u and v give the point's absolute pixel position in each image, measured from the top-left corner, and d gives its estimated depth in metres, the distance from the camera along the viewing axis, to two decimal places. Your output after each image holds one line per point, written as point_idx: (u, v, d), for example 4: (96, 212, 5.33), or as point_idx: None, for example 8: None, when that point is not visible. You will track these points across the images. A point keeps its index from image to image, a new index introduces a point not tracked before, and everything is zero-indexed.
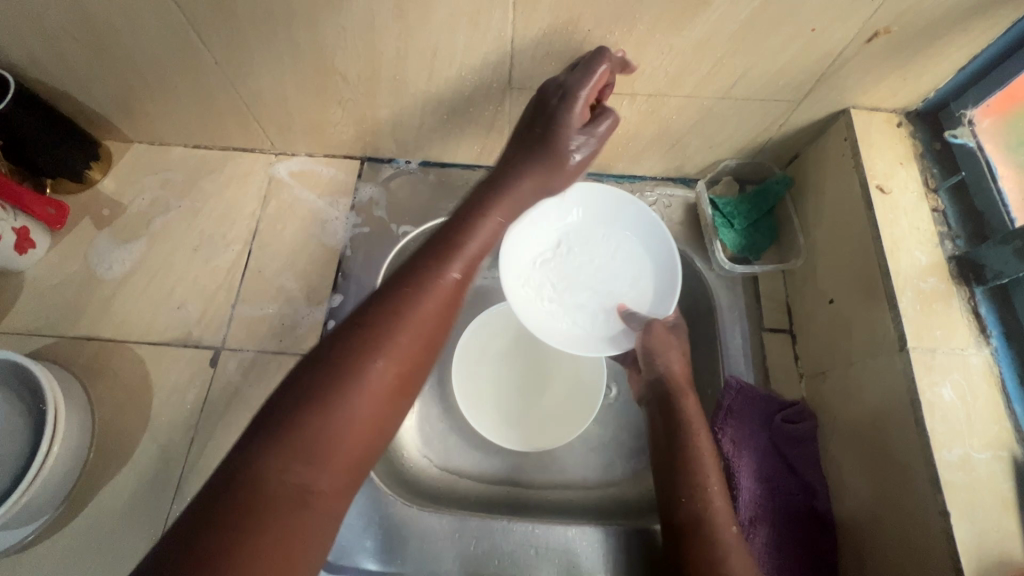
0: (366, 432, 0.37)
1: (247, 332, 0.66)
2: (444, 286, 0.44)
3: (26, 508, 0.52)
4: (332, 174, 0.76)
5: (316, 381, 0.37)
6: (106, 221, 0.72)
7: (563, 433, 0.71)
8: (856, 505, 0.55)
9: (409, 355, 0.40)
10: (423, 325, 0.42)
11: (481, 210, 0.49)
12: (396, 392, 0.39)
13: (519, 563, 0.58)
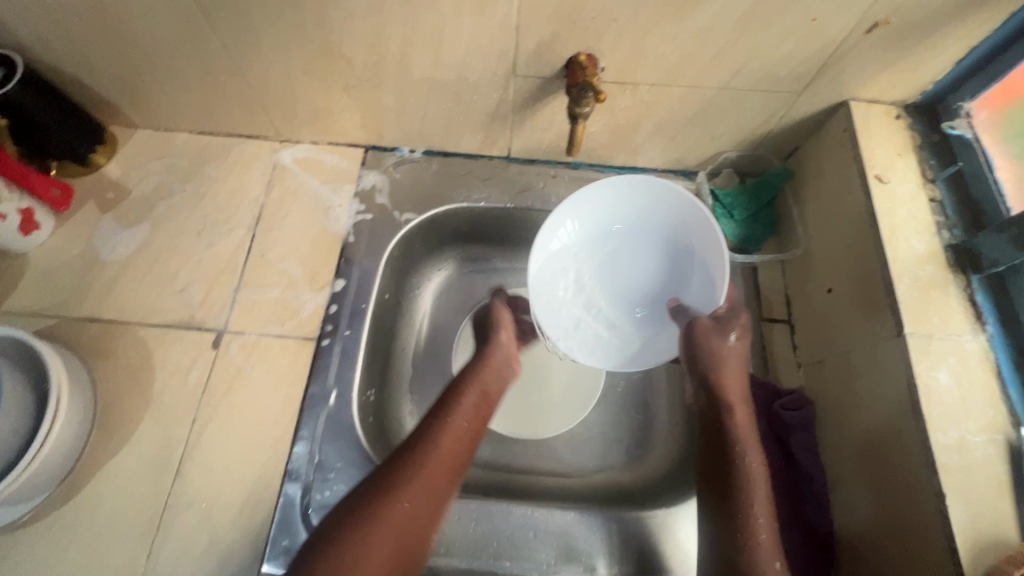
0: (389, 561, 0.47)
1: (249, 315, 0.66)
2: (442, 461, 0.53)
3: (27, 484, 0.53)
4: (336, 162, 0.76)
5: (353, 501, 0.49)
6: (110, 204, 0.72)
7: (561, 423, 0.74)
8: (853, 489, 0.55)
9: (425, 491, 0.51)
10: (449, 434, 0.54)
11: (474, 367, 0.62)
12: (412, 523, 0.49)
13: (517, 545, 0.58)
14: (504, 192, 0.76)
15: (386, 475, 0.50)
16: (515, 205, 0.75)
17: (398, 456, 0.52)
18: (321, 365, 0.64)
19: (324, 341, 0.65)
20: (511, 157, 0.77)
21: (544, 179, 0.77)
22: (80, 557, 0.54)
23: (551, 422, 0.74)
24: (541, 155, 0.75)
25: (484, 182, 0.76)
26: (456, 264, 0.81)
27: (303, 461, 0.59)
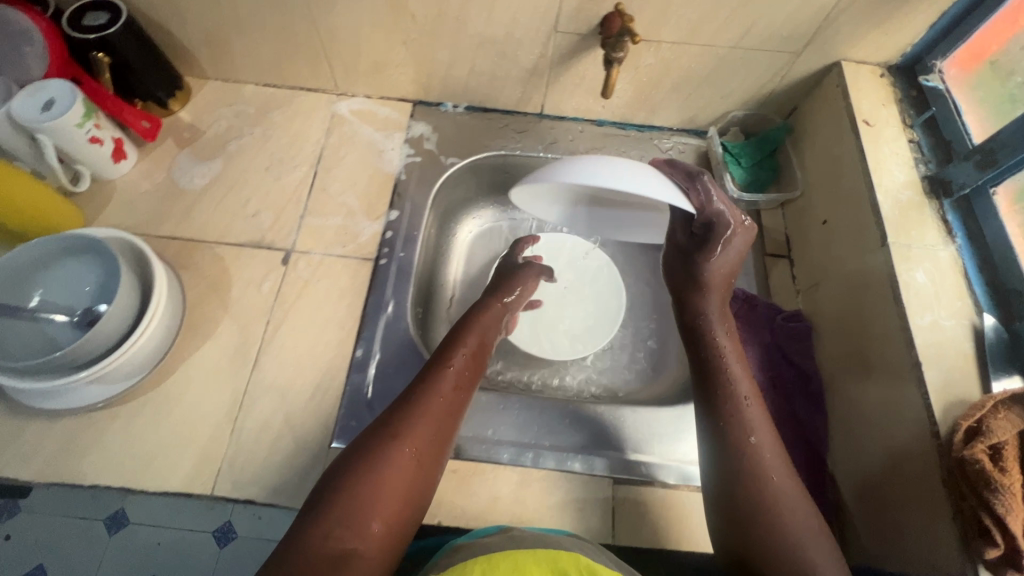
0: (398, 501, 0.51)
1: (314, 238, 0.75)
2: (437, 413, 0.57)
3: (129, 362, 0.60)
4: (387, 114, 0.85)
5: (359, 450, 0.53)
6: (187, 142, 0.80)
7: (573, 350, 0.82)
8: (845, 381, 0.64)
9: (424, 438, 0.55)
10: (441, 393, 0.59)
11: (459, 331, 0.67)
12: (415, 467, 0.53)
13: (554, 431, 0.67)
14: (538, 143, 0.85)
15: (388, 424, 0.55)
16: (546, 154, 0.85)
17: (396, 408, 0.57)
18: (379, 279, 0.72)
19: (382, 261, 0.73)
20: (543, 114, 0.87)
21: (572, 133, 0.87)
22: (172, 430, 0.62)
23: (567, 346, 0.82)
24: (571, 111, 0.85)
25: (519, 134, 0.86)
26: (492, 212, 0.91)
27: (366, 357, 0.67)
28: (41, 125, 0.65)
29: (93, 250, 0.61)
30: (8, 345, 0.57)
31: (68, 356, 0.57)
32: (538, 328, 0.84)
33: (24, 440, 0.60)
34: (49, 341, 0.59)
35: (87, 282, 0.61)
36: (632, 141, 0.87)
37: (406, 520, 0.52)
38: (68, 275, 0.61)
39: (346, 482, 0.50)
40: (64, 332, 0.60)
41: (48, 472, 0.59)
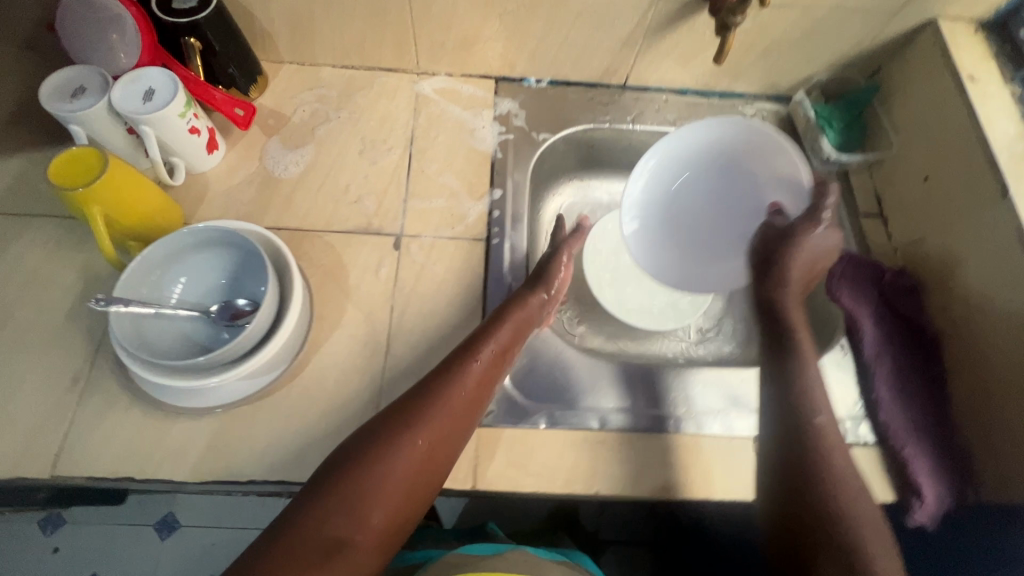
0: (401, 495, 0.51)
1: (421, 221, 0.74)
2: (457, 405, 0.56)
3: (275, 354, 0.60)
4: (471, 91, 0.84)
5: (372, 436, 0.52)
6: (274, 130, 0.78)
7: (669, 322, 0.84)
8: (963, 329, 0.67)
9: (439, 432, 0.54)
10: (465, 389, 0.57)
11: (496, 318, 0.63)
12: (424, 462, 0.52)
13: (687, 396, 0.68)
14: (625, 115, 0.85)
15: (408, 415, 0.53)
16: (634, 126, 0.85)
17: (416, 397, 0.55)
18: (495, 259, 0.72)
19: (494, 240, 0.73)
20: (626, 86, 0.87)
21: (657, 103, 0.86)
22: (318, 420, 0.61)
23: (664, 318, 0.84)
24: (657, 81, 0.85)
25: (606, 107, 0.85)
26: (571, 185, 0.91)
27: None
28: (149, 116, 0.63)
29: (242, 252, 0.60)
30: (151, 338, 0.57)
31: (218, 357, 0.56)
32: (632, 300, 0.86)
33: (175, 437, 0.59)
34: (190, 337, 0.59)
35: (229, 283, 0.61)
36: (716, 109, 0.87)
37: (405, 516, 0.51)
38: (209, 273, 0.61)
39: (354, 471, 0.49)
40: (206, 330, 0.59)
41: (204, 469, 0.59)
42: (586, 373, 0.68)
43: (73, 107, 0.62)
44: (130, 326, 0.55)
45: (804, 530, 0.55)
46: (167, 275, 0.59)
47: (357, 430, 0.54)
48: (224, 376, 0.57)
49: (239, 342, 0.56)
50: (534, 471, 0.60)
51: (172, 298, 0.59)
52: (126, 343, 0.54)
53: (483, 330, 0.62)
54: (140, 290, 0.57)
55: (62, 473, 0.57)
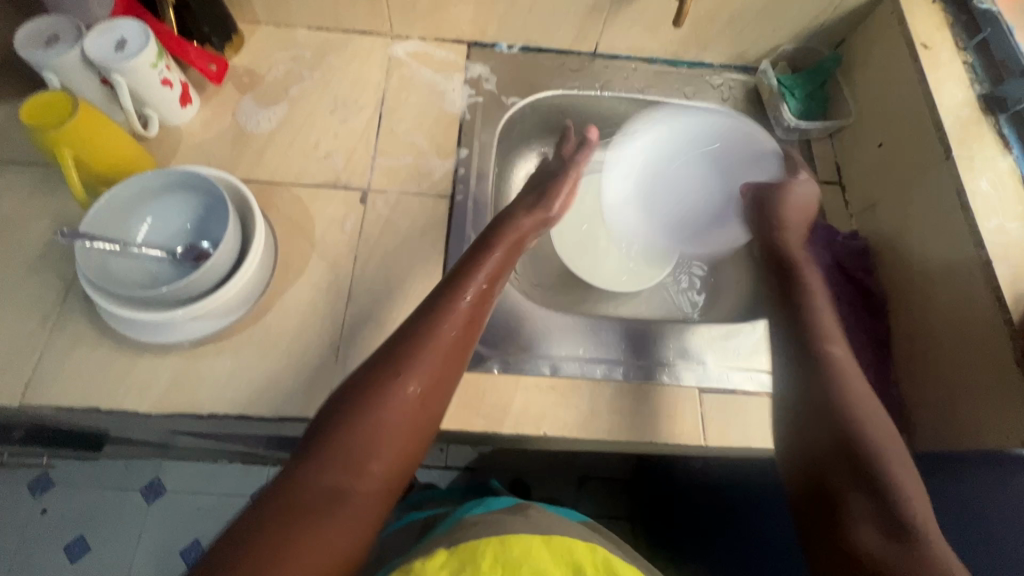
0: (401, 436, 0.50)
1: (389, 177, 0.76)
2: (447, 344, 0.55)
3: (238, 293, 0.62)
4: (444, 56, 0.85)
5: (357, 388, 0.51)
6: (247, 87, 0.80)
7: (626, 284, 0.86)
8: (904, 287, 0.70)
9: (430, 375, 0.53)
10: (453, 331, 0.56)
11: (485, 245, 0.65)
12: (419, 406, 0.52)
13: (639, 348, 0.70)
14: (594, 82, 0.87)
15: (395, 361, 0.53)
16: (603, 93, 0.87)
17: (402, 344, 0.54)
18: (459, 215, 0.74)
19: (458, 197, 0.75)
20: (596, 54, 0.88)
21: (627, 71, 0.88)
22: (280, 360, 0.64)
23: (630, 278, 0.87)
24: (626, 49, 0.86)
25: (576, 73, 0.87)
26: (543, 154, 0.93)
27: None
28: (120, 64, 0.65)
29: (207, 195, 0.63)
30: (114, 274, 0.59)
31: (177, 293, 0.58)
32: (591, 260, 0.88)
33: (140, 372, 0.62)
34: (151, 276, 0.61)
35: (194, 225, 0.63)
36: (684, 78, 0.89)
37: (410, 459, 0.51)
38: (174, 215, 0.63)
39: (345, 424, 0.49)
40: (169, 270, 0.62)
41: (167, 402, 0.61)
42: (542, 324, 0.70)
43: (47, 54, 0.64)
44: (93, 262, 0.58)
45: (826, 480, 0.52)
46: (133, 217, 0.62)
47: (337, 391, 0.52)
48: (184, 311, 0.59)
49: (198, 276, 0.58)
50: (485, 412, 0.63)
51: (137, 239, 0.62)
52: (88, 275, 0.56)
53: (469, 265, 0.62)
54: (105, 229, 0.59)
55: (31, 404, 0.60)
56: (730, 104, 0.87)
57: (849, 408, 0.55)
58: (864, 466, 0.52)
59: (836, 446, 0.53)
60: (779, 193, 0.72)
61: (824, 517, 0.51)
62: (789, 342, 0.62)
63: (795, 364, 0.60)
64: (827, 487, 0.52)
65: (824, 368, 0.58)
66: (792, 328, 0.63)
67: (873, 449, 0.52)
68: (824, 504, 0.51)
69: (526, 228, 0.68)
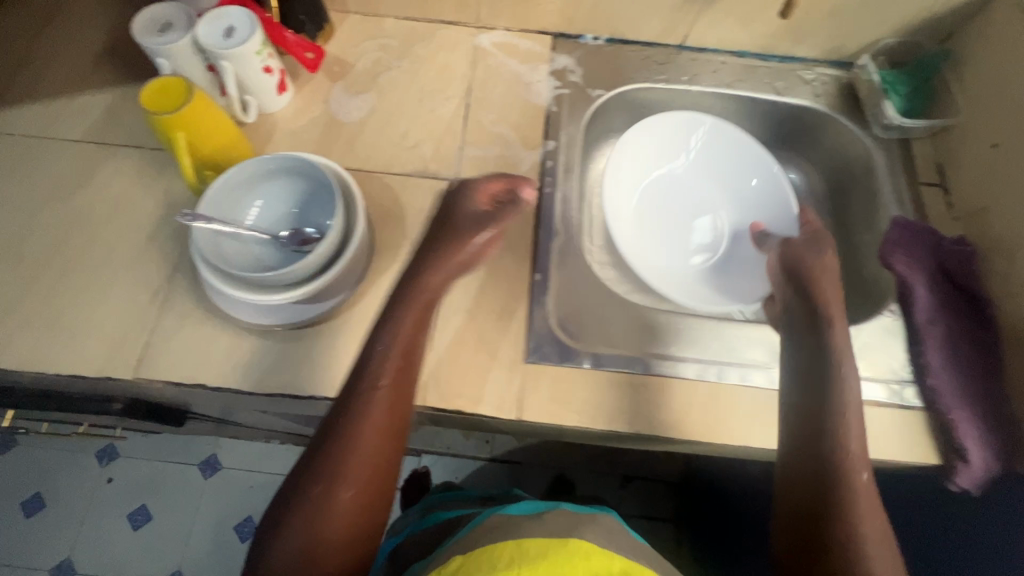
0: (359, 512, 0.50)
1: (476, 167, 0.76)
2: (373, 419, 0.52)
3: (340, 280, 0.63)
4: (529, 47, 0.85)
5: (305, 479, 0.50)
6: (338, 76, 0.81)
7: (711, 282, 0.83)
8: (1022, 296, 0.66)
9: (371, 451, 0.52)
10: (384, 415, 0.53)
11: (399, 302, 0.57)
12: (365, 483, 0.51)
13: (726, 349, 0.69)
14: (681, 75, 0.85)
15: (337, 452, 0.51)
16: (690, 87, 0.85)
17: (344, 433, 0.51)
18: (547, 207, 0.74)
19: (546, 189, 0.75)
20: (683, 46, 0.86)
21: (714, 65, 0.86)
22: (374, 346, 0.65)
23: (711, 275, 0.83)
24: (716, 42, 0.84)
25: (662, 66, 0.85)
26: None
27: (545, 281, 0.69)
28: (227, 51, 0.66)
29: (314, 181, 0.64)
30: (223, 254, 0.61)
31: (282, 275, 0.59)
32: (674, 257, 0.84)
33: (242, 351, 0.64)
34: (256, 259, 0.63)
35: (300, 210, 0.65)
36: (775, 72, 0.86)
37: (361, 549, 0.50)
38: (282, 200, 0.65)
39: (295, 516, 0.49)
40: (275, 253, 0.63)
41: (270, 382, 0.63)
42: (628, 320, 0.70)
43: (161, 40, 0.66)
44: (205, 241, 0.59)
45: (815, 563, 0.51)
46: (244, 198, 0.63)
47: (303, 459, 0.52)
48: (287, 293, 0.60)
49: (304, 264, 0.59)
50: (579, 407, 0.63)
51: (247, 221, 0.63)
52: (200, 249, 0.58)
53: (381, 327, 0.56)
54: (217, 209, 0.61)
55: (142, 378, 0.63)
56: (823, 100, 0.84)
57: (842, 473, 0.54)
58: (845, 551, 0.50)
59: (818, 481, 0.54)
60: (803, 260, 0.65)
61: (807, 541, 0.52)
62: (792, 410, 0.58)
63: (790, 402, 0.59)
64: (816, 511, 0.53)
65: (824, 442, 0.55)
66: (793, 396, 0.59)
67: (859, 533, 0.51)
68: (807, 525, 0.53)
69: (437, 282, 0.59)
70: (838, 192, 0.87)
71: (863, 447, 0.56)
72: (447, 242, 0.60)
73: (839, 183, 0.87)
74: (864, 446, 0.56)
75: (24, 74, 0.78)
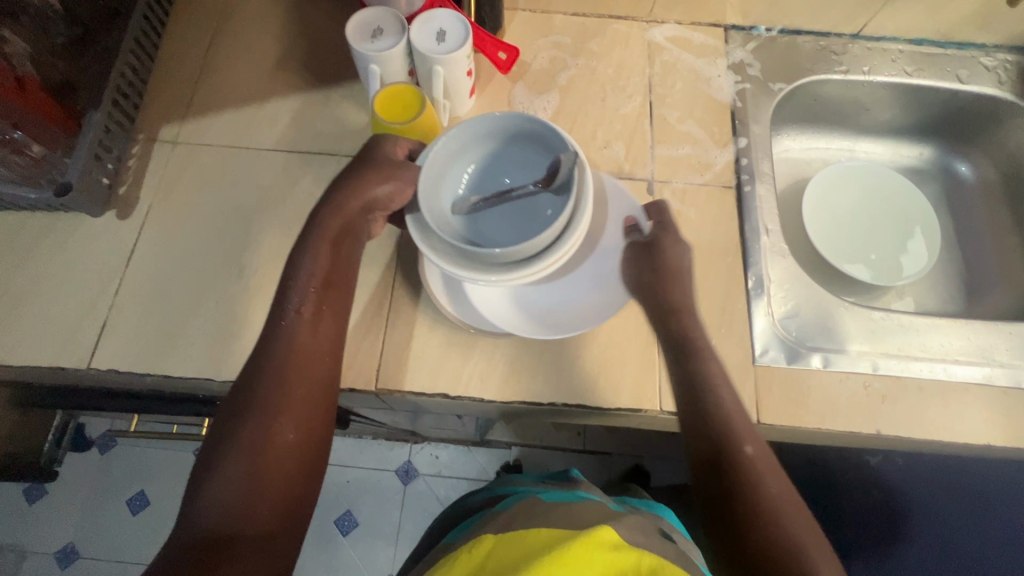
0: (286, 477, 0.49)
1: (671, 167, 0.75)
2: (261, 379, 0.52)
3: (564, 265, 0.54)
4: (702, 40, 0.83)
5: (246, 406, 0.51)
6: (518, 76, 0.80)
7: (883, 276, 0.84)
8: None
9: (300, 417, 0.51)
10: (302, 356, 0.53)
11: (314, 239, 0.56)
12: (294, 450, 0.50)
13: (944, 348, 0.68)
14: (860, 65, 0.83)
15: (251, 388, 0.52)
16: (869, 78, 0.83)
17: (266, 369, 0.52)
18: (749, 206, 0.73)
19: (746, 188, 0.74)
20: (857, 36, 0.84)
21: (892, 54, 0.84)
22: (601, 352, 0.65)
23: (882, 270, 0.84)
24: (897, 30, 0.82)
25: (840, 56, 0.83)
26: (787, 140, 0.92)
27: (761, 282, 0.68)
28: (444, 56, 0.66)
29: (536, 141, 0.56)
30: (442, 226, 0.54)
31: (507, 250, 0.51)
32: (840, 251, 0.86)
33: (477, 360, 0.64)
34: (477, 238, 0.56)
35: (515, 179, 0.57)
36: (953, 59, 0.83)
37: (300, 483, 0.50)
38: (501, 169, 0.58)
39: (232, 439, 0.49)
40: (492, 231, 0.56)
41: (507, 390, 0.63)
42: (838, 317, 0.69)
43: (375, 47, 0.66)
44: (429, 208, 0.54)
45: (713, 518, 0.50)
46: (460, 167, 0.57)
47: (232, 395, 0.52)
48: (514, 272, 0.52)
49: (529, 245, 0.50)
50: (817, 408, 0.63)
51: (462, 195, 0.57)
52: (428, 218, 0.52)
53: (298, 268, 0.56)
54: (437, 177, 0.55)
55: (383, 388, 0.63)
56: (1009, 87, 0.82)
57: (723, 426, 0.54)
58: (730, 500, 0.49)
59: (698, 425, 0.55)
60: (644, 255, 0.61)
61: (722, 541, 0.48)
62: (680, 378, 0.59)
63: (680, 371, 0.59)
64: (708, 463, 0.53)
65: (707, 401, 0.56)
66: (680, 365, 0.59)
67: (760, 484, 0.50)
68: (706, 469, 0.52)
69: (355, 206, 0.56)
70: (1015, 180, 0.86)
71: (742, 412, 0.56)
72: (360, 180, 0.56)
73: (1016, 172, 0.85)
74: (747, 419, 0.55)
75: (206, 84, 0.77)
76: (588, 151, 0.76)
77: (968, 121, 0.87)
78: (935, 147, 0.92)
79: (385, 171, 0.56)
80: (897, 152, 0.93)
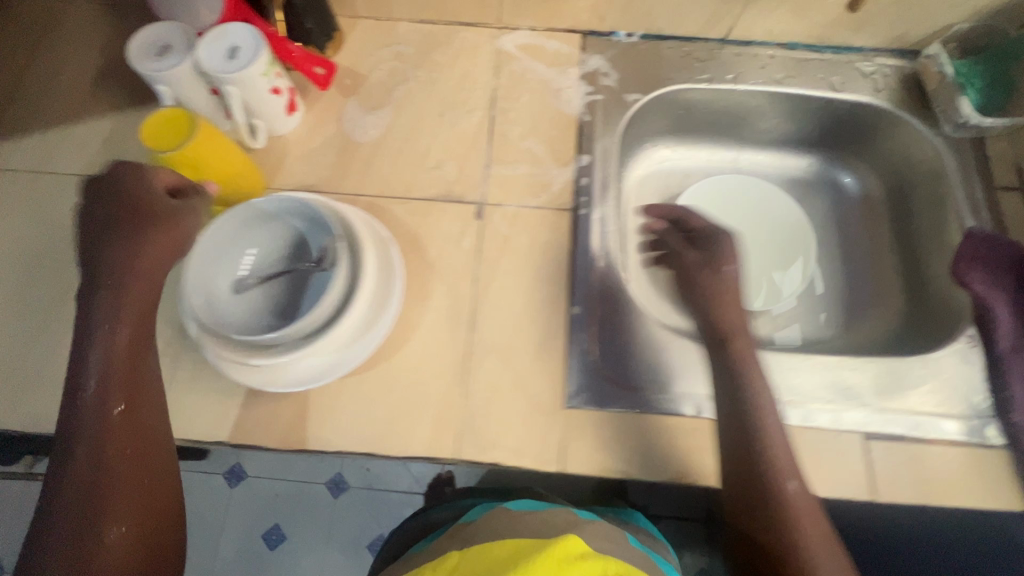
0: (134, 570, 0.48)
1: (505, 189, 0.70)
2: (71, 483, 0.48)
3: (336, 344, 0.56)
4: (556, 47, 0.77)
5: (58, 515, 0.47)
6: (351, 90, 0.75)
7: (758, 302, 0.78)
8: None
9: (133, 514, 0.49)
10: (114, 447, 0.49)
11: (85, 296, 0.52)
12: (134, 543, 0.49)
13: (788, 385, 0.63)
14: (725, 72, 0.77)
15: (62, 491, 0.48)
16: (736, 85, 0.77)
17: (75, 472, 0.48)
18: (584, 231, 0.67)
19: (582, 211, 0.68)
20: (726, 40, 0.78)
21: (762, 60, 0.78)
22: (400, 396, 0.60)
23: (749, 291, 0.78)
24: (764, 34, 0.76)
25: (704, 64, 0.77)
26: (662, 153, 0.86)
27: (585, 315, 0.63)
28: (233, 74, 0.60)
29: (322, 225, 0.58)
30: (214, 300, 0.54)
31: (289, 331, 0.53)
32: None
33: (264, 405, 0.59)
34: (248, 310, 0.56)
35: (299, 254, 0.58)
36: (829, 65, 0.77)
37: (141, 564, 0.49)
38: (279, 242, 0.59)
39: (49, 553, 0.46)
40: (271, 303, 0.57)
41: (293, 437, 0.59)
42: (678, 354, 0.63)
43: (159, 66, 0.60)
44: (200, 284, 0.54)
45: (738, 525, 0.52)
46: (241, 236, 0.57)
47: (38, 506, 0.48)
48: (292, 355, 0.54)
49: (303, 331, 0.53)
50: (626, 456, 0.58)
51: (240, 264, 0.57)
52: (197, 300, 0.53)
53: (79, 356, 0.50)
54: (216, 245, 0.55)
55: None
56: (885, 95, 0.75)
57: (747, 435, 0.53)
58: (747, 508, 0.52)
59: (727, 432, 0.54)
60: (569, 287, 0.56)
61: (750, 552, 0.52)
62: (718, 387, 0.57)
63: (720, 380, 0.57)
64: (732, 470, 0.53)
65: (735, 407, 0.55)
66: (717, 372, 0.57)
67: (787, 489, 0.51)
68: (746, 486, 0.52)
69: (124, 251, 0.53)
70: (898, 193, 0.80)
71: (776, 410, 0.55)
72: (130, 225, 0.53)
73: (901, 183, 0.79)
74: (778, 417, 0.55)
75: (16, 105, 0.73)
76: (417, 172, 0.70)
77: (852, 132, 0.81)
78: (820, 157, 0.85)
79: (162, 215, 0.54)
80: (785, 164, 0.87)
